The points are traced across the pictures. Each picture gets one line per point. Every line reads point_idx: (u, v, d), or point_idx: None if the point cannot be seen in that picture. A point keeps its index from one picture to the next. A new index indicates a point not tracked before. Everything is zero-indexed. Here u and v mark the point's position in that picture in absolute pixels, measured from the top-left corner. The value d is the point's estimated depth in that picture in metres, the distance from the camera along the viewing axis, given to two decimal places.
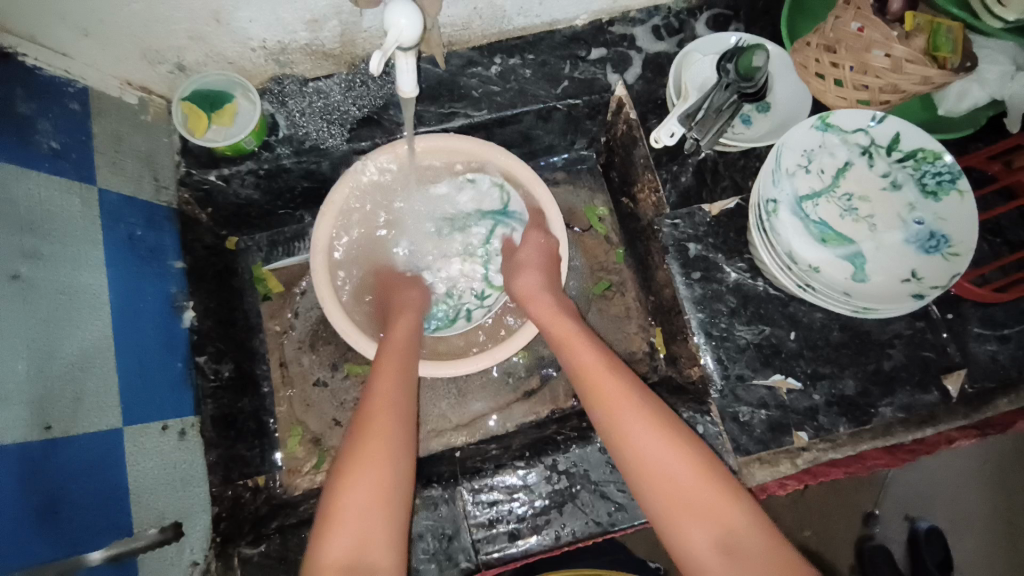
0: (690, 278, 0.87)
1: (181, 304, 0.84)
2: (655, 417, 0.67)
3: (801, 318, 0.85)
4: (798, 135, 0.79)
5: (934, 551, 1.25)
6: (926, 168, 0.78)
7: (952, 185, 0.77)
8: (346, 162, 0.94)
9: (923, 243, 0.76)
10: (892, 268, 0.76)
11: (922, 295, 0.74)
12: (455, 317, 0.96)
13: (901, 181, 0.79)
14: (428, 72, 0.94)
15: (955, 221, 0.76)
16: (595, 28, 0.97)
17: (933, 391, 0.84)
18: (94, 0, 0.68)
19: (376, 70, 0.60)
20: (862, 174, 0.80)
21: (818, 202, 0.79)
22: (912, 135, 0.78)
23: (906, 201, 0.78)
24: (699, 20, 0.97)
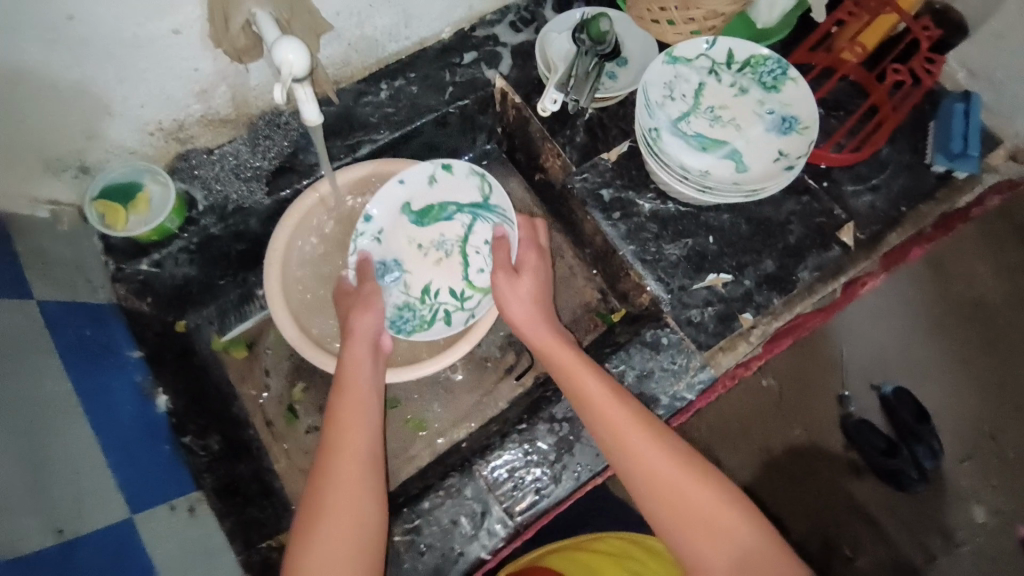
0: (612, 219, 0.98)
1: (151, 391, 0.84)
2: (688, 487, 0.70)
3: (714, 223, 0.97)
4: (654, 74, 0.93)
5: (906, 406, 1.40)
6: (761, 69, 0.93)
7: (785, 76, 0.92)
8: (272, 214, 0.99)
9: (780, 127, 0.91)
10: (764, 154, 0.90)
11: (793, 166, 0.88)
12: (433, 319, 0.97)
13: (746, 86, 0.93)
14: (325, 112, 1.01)
15: (796, 103, 0.91)
16: (460, 37, 1.08)
17: (835, 246, 0.97)
18: None
19: (279, 99, 0.68)
20: (715, 88, 0.94)
21: (689, 120, 0.92)
22: (740, 48, 0.94)
23: (755, 99, 0.93)
24: (546, 7, 1.10)
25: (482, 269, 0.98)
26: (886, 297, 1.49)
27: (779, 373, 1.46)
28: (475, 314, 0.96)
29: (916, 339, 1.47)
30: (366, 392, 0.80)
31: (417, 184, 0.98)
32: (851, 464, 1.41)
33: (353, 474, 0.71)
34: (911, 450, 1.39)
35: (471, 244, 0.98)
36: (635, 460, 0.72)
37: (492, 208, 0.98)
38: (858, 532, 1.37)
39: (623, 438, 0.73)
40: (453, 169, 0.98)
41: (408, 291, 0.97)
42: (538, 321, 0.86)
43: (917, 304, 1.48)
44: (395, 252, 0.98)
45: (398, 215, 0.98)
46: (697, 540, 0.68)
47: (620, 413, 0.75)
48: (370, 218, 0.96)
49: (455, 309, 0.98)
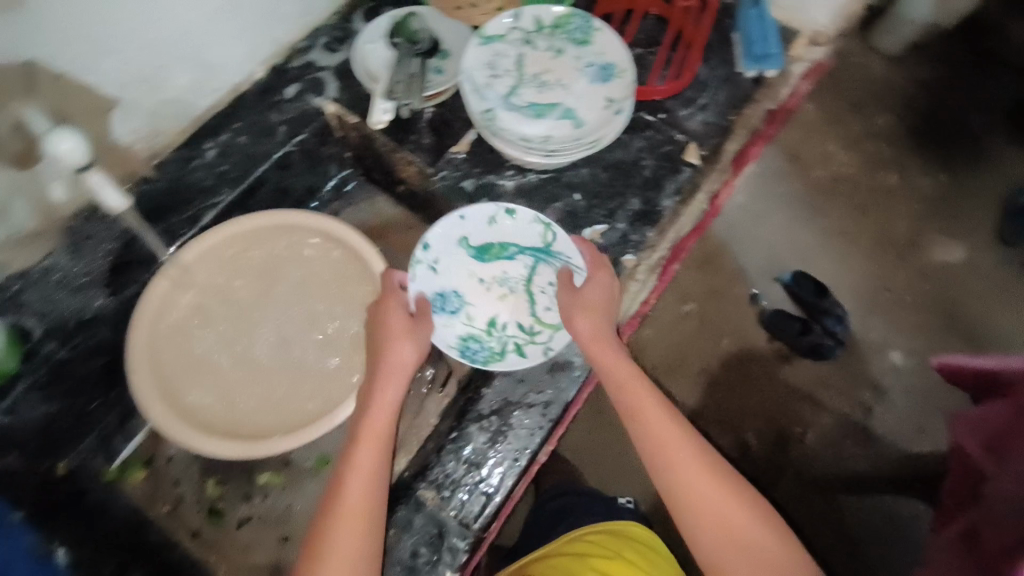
0: (481, 206, 0.99)
1: (45, 548, 0.80)
2: (729, 509, 0.72)
3: (574, 180, 1.01)
4: (471, 58, 0.94)
5: (807, 286, 1.55)
6: (569, 28, 0.97)
7: (591, 29, 0.97)
8: (125, 315, 0.92)
9: (601, 76, 0.95)
10: (595, 105, 0.93)
11: (622, 109, 0.93)
12: (502, 350, 0.89)
13: (562, 47, 0.97)
14: (150, 190, 0.91)
15: (608, 50, 0.96)
16: (275, 72, 1.02)
17: (685, 168, 1.04)
18: None
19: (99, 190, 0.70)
20: (533, 56, 0.96)
21: (518, 92, 0.93)
22: (544, 13, 0.97)
23: (573, 55, 0.96)
24: (356, 19, 1.07)
25: (550, 307, 0.91)
26: (763, 197, 1.69)
27: (695, 296, 1.61)
28: (551, 346, 0.88)
29: (798, 225, 1.67)
30: (379, 439, 0.76)
31: (478, 221, 0.94)
32: (779, 353, 1.57)
33: (356, 533, 0.70)
34: (823, 322, 1.53)
35: (535, 284, 0.93)
36: (680, 473, 0.74)
37: (555, 255, 0.93)
38: (800, 409, 1.52)
39: (672, 458, 0.75)
40: (517, 215, 0.94)
41: (472, 321, 0.91)
42: (591, 338, 0.84)
43: (790, 196, 1.70)
44: (455, 281, 0.93)
45: (456, 249, 0.94)
46: (727, 554, 0.71)
47: (674, 437, 0.76)
48: (429, 247, 0.92)
49: (525, 342, 0.90)
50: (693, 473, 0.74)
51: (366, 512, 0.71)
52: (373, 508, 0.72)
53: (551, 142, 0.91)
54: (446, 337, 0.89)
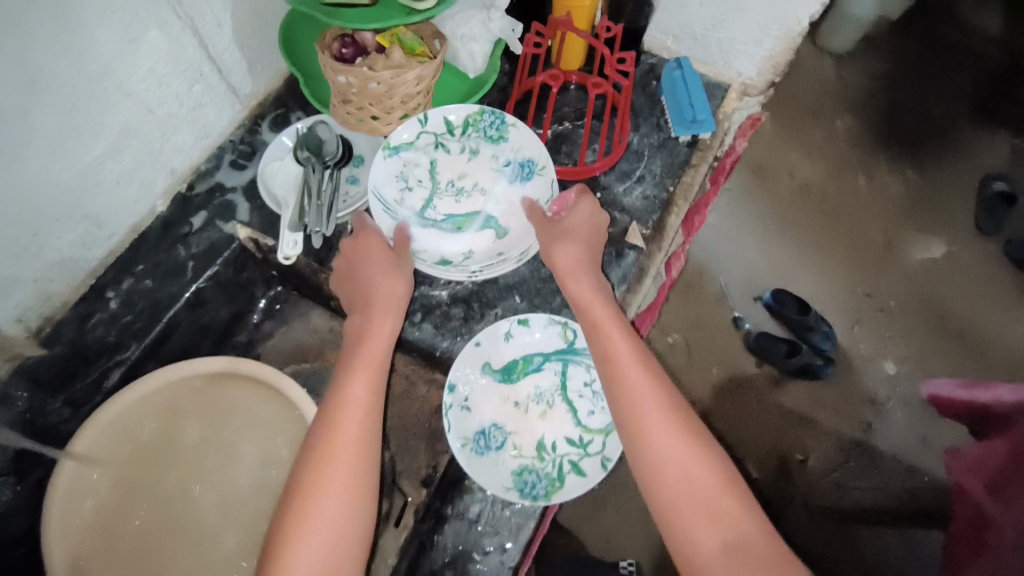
0: (416, 322, 0.92)
1: None
2: (690, 462, 0.66)
3: (512, 282, 0.93)
4: (381, 172, 0.89)
5: (788, 305, 1.52)
6: (481, 126, 0.92)
7: (505, 124, 0.91)
8: (39, 496, 0.84)
9: (519, 175, 0.91)
10: (516, 209, 0.90)
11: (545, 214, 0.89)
12: (561, 475, 0.81)
13: (476, 148, 0.92)
14: (42, 362, 0.83)
15: (525, 146, 0.91)
16: (180, 201, 0.96)
17: (630, 250, 0.97)
18: None
19: None
20: (447, 161, 0.92)
21: (435, 204, 0.90)
22: (453, 113, 0.92)
23: (489, 156, 0.92)
24: (262, 130, 1.02)
25: (593, 410, 0.85)
26: (731, 216, 1.67)
27: (681, 326, 1.56)
28: (608, 456, 0.81)
29: (774, 239, 1.65)
30: (370, 412, 0.70)
31: (494, 341, 0.88)
32: (771, 376, 1.51)
33: (346, 505, 0.65)
34: (810, 341, 1.50)
35: (570, 390, 0.87)
36: (639, 410, 0.69)
37: (581, 355, 0.88)
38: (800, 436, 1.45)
39: (640, 418, 0.68)
40: (531, 323, 0.88)
41: (521, 452, 0.84)
42: (580, 262, 0.80)
43: (766, 211, 1.68)
44: (490, 413, 0.86)
45: (482, 377, 0.88)
46: (681, 509, 0.64)
47: (652, 391, 0.70)
48: (456, 387, 0.86)
49: (581, 457, 0.83)
50: (654, 415, 0.68)
51: (360, 483, 0.66)
52: (368, 477, 0.67)
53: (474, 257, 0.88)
54: (501, 477, 0.81)
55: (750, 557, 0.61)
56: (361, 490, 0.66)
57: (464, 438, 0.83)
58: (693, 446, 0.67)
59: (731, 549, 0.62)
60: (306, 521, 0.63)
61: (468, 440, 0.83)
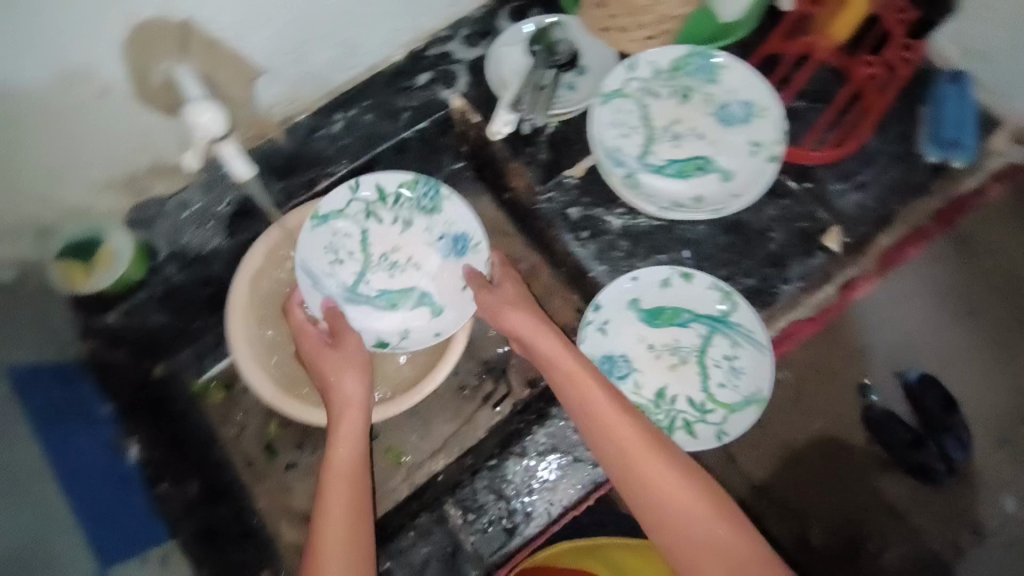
0: (582, 238, 0.96)
1: (124, 444, 0.86)
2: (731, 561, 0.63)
3: (688, 236, 0.93)
4: (309, 243, 0.91)
5: (936, 395, 1.12)
6: (690, 68, 0.88)
7: (718, 65, 0.87)
8: (235, 256, 0.99)
9: (741, 115, 0.86)
10: (735, 154, 0.84)
11: (773, 155, 0.83)
12: (672, 427, 0.86)
13: (687, 88, 0.87)
14: (274, 152, 0.97)
15: (745, 89, 0.87)
16: (412, 59, 1.02)
17: (820, 253, 0.92)
18: None
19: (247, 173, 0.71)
20: (615, 116, 0.87)
21: (655, 150, 0.85)
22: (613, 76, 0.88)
23: (661, 113, 0.87)
24: (500, 15, 1.03)
25: (724, 384, 0.87)
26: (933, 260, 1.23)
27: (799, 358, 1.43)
28: (725, 430, 0.84)
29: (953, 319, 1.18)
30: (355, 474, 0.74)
31: (651, 285, 0.91)
32: (877, 458, 1.14)
33: (349, 493, 0.73)
34: (939, 442, 1.11)
35: (709, 356, 0.88)
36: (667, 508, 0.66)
37: (733, 328, 0.88)
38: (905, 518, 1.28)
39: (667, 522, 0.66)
40: (693, 280, 0.90)
41: (638, 391, 0.88)
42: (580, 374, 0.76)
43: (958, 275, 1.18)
44: (623, 345, 0.90)
45: (627, 312, 0.91)
46: None
47: (632, 439, 0.70)
48: (601, 308, 0.90)
49: (695, 420, 0.86)
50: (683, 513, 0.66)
51: (357, 469, 0.75)
52: (362, 474, 0.75)
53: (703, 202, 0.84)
54: None
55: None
56: (359, 474, 0.74)
57: (592, 355, 0.89)
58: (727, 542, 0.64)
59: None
60: (325, 521, 0.70)
61: (595, 359, 0.89)
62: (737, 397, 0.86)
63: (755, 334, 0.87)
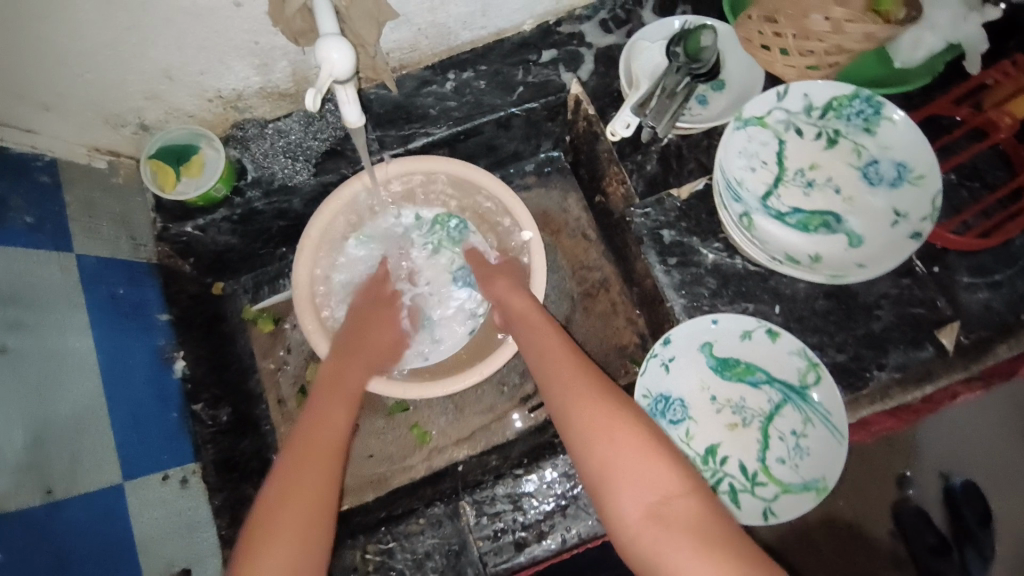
0: (668, 265, 0.87)
1: (170, 355, 0.85)
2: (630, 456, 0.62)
3: (784, 290, 0.85)
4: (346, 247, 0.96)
5: (975, 509, 1.10)
6: (846, 112, 0.78)
7: (878, 116, 0.77)
8: (316, 196, 0.97)
9: (886, 178, 0.77)
10: (872, 219, 0.75)
11: (917, 231, 0.73)
12: (715, 489, 0.79)
13: (836, 134, 0.79)
14: (380, 100, 0.95)
15: (900, 147, 0.77)
16: (542, 31, 0.97)
17: (928, 347, 0.82)
18: (82, 71, 0.73)
19: (356, 120, 0.67)
20: (749, 142, 0.79)
21: (780, 193, 0.78)
22: (760, 101, 0.79)
23: (799, 151, 0.79)
24: (645, 7, 0.96)
25: (784, 461, 0.79)
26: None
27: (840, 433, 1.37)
28: (773, 509, 0.77)
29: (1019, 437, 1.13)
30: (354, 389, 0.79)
31: (729, 333, 0.83)
32: (893, 558, 1.12)
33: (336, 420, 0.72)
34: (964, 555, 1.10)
35: (774, 427, 0.81)
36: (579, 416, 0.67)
37: (809, 403, 0.80)
38: None
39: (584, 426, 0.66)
40: (778, 339, 0.81)
41: (689, 442, 0.81)
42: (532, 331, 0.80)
43: None
44: (683, 389, 0.83)
45: (696, 354, 0.84)
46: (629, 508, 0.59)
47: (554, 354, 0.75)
48: (670, 343, 0.84)
49: (742, 489, 0.79)
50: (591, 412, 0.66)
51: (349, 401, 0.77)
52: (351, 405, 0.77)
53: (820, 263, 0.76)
54: None
55: (674, 528, 0.57)
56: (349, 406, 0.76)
57: (648, 391, 0.83)
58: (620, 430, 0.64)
59: (653, 516, 0.58)
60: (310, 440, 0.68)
61: (650, 396, 0.83)
62: (795, 478, 0.78)
63: (834, 416, 0.78)
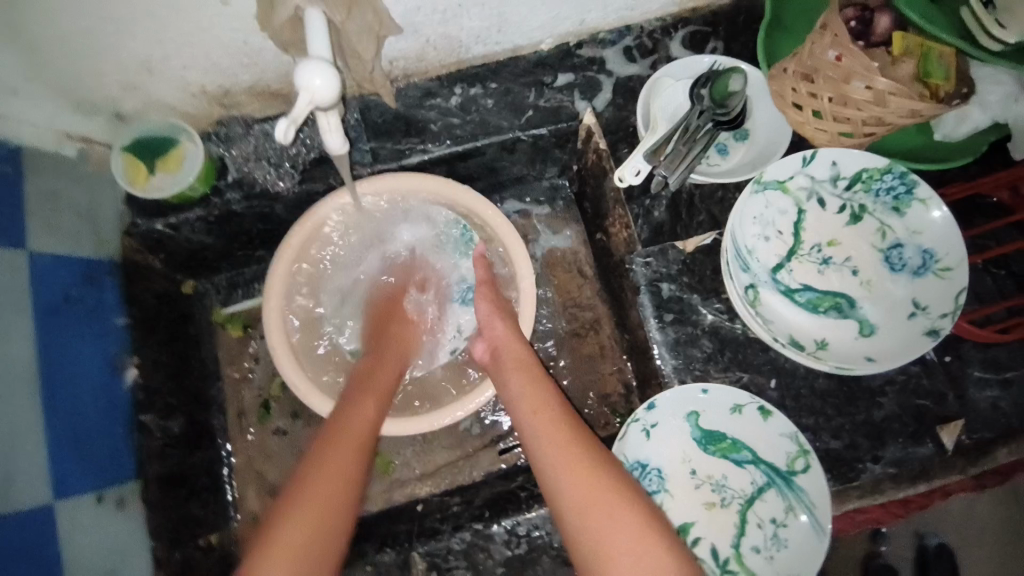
0: (663, 321, 0.81)
1: (124, 364, 0.80)
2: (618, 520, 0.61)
3: (783, 364, 0.79)
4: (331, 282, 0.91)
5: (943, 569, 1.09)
6: (876, 186, 0.74)
7: (909, 196, 0.73)
8: (301, 204, 0.90)
9: (909, 264, 0.73)
10: (892, 308, 0.72)
11: (935, 329, 0.70)
12: None
13: (861, 209, 0.75)
14: (378, 109, 0.88)
15: (930, 234, 0.72)
16: (561, 52, 0.90)
17: (928, 443, 0.77)
18: (50, 54, 0.66)
19: (336, 149, 0.64)
20: (770, 207, 0.75)
21: (793, 267, 0.75)
22: (785, 165, 0.75)
23: (822, 224, 0.76)
24: (675, 38, 0.89)
25: (759, 550, 0.75)
26: None
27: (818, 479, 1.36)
28: None
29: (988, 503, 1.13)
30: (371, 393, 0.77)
31: (720, 405, 0.78)
32: None
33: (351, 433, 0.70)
34: None
35: (753, 512, 0.77)
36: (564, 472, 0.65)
37: (792, 491, 0.76)
38: None
39: (578, 495, 0.63)
40: (769, 419, 0.76)
41: None
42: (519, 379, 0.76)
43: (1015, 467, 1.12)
44: (663, 459, 0.79)
45: (681, 423, 0.80)
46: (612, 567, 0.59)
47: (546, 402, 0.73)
48: (655, 408, 0.79)
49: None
50: (577, 475, 0.65)
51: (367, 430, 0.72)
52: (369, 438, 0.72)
53: (825, 349, 0.73)
54: None
55: None
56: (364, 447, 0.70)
57: (624, 457, 0.79)
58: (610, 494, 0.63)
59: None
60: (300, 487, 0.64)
61: (626, 462, 0.79)
62: (768, 570, 0.75)
63: (818, 510, 0.74)
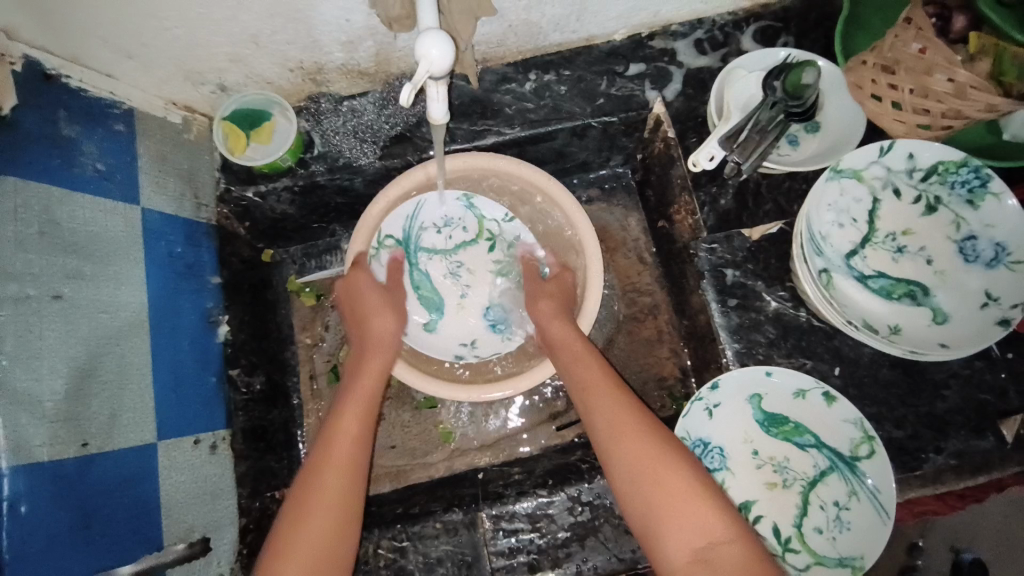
0: (726, 305, 0.83)
1: (216, 319, 0.85)
2: (665, 485, 0.63)
3: (847, 352, 0.81)
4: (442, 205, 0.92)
5: None
6: (952, 179, 0.75)
7: (984, 189, 0.74)
8: (379, 179, 0.94)
9: (982, 256, 0.74)
10: (966, 296, 0.73)
11: (1006, 319, 0.72)
12: None
13: (937, 200, 0.76)
14: (458, 90, 0.92)
15: (1005, 226, 0.73)
16: (634, 43, 0.93)
17: (989, 436, 0.77)
18: (171, 26, 0.72)
19: (438, 117, 0.67)
20: (840, 196, 0.77)
21: (866, 254, 0.76)
22: (856, 156, 0.77)
23: (895, 214, 0.77)
24: (745, 33, 0.92)
25: (821, 530, 0.77)
26: None
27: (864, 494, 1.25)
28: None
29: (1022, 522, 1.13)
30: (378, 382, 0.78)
31: (784, 388, 0.79)
32: None
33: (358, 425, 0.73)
34: None
35: (816, 494, 0.78)
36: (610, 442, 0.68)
37: (855, 474, 0.77)
38: None
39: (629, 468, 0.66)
40: (834, 405, 0.78)
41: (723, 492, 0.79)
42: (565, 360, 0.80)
43: None
44: (726, 437, 0.81)
45: (744, 404, 0.81)
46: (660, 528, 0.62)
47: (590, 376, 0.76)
48: (718, 389, 0.81)
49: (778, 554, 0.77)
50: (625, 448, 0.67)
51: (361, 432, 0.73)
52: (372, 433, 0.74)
53: (899, 335, 0.74)
54: None
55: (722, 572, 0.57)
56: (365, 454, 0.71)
57: (687, 434, 0.81)
58: (655, 466, 0.65)
59: (697, 562, 0.58)
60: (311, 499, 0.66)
61: (688, 439, 0.81)
62: (830, 551, 0.76)
63: (882, 493, 0.75)
